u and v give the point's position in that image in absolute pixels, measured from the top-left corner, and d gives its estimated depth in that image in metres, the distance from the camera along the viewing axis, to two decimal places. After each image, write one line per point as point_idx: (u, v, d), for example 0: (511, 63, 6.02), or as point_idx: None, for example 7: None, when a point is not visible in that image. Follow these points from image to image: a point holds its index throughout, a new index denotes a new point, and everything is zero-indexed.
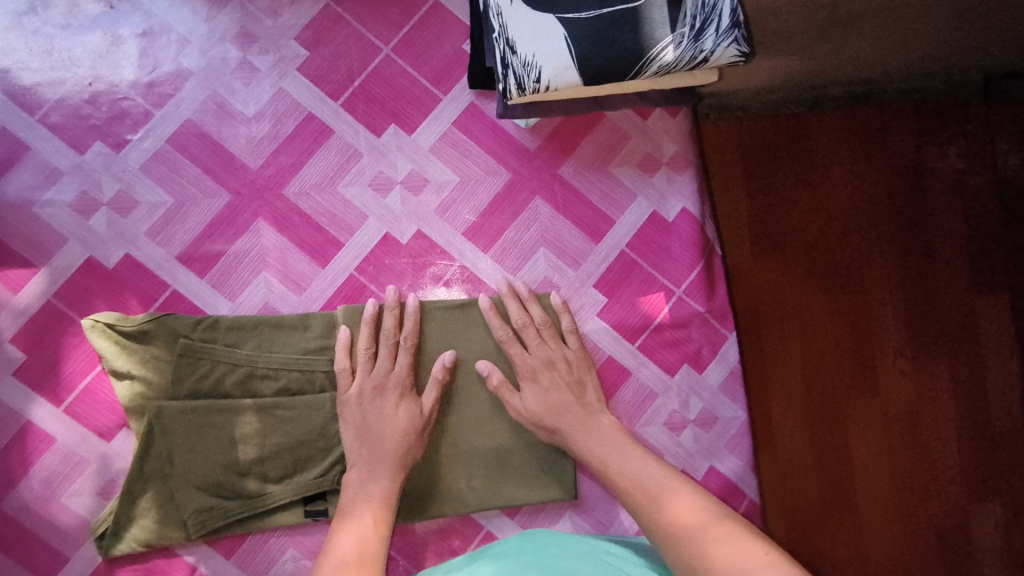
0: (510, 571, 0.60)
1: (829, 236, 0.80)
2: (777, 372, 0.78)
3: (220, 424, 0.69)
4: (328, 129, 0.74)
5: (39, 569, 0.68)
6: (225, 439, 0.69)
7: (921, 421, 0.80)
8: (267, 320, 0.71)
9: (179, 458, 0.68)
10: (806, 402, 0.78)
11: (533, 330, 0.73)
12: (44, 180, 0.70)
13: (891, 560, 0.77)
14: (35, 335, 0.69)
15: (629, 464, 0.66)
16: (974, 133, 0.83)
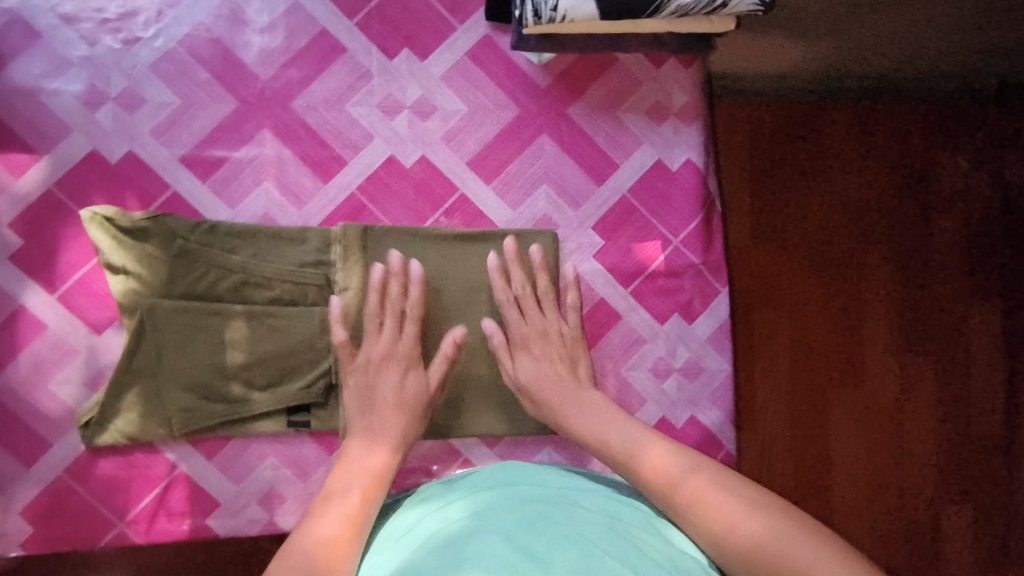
0: (482, 509, 0.58)
1: (815, 246, 1.00)
2: (763, 348, 0.98)
3: (211, 327, 0.70)
4: (340, 47, 0.73)
5: (23, 451, 0.70)
6: (214, 342, 0.70)
7: (887, 412, 1.02)
8: (265, 229, 0.71)
9: (168, 356, 0.70)
10: (782, 377, 0.99)
11: (534, 299, 0.74)
12: (53, 70, 0.70)
13: (857, 526, 1.01)
14: (33, 223, 0.69)
15: (613, 423, 0.67)
16: (980, 139, 1.04)
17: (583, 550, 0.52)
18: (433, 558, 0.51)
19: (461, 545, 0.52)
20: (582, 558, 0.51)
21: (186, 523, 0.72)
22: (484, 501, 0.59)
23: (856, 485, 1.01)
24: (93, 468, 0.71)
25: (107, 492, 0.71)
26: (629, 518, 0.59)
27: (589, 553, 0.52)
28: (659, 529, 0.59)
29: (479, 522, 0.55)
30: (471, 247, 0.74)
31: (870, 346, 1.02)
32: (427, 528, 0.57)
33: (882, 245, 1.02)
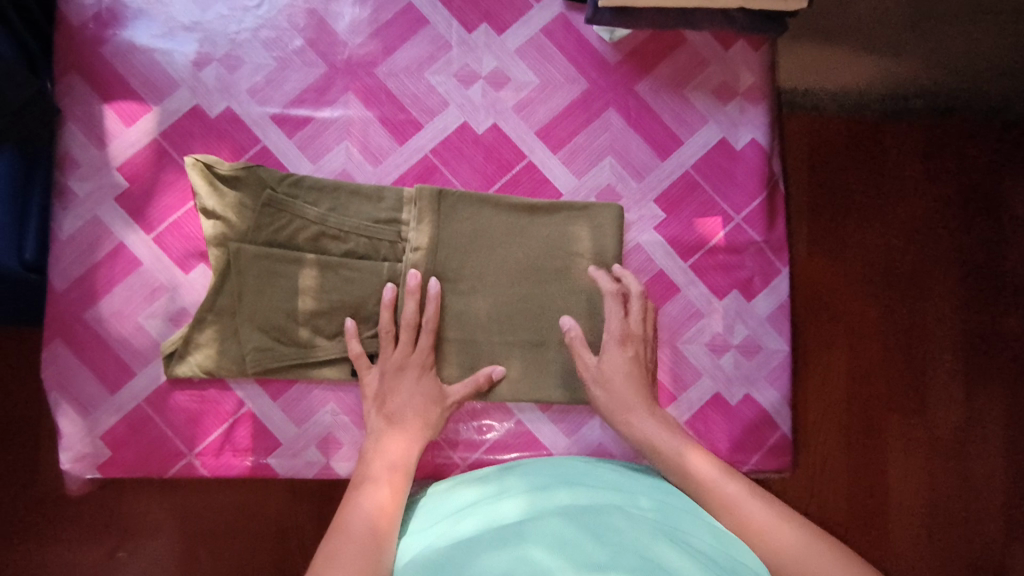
0: (533, 493, 0.63)
1: (878, 276, 1.02)
2: (821, 373, 1.00)
3: (288, 274, 0.74)
4: (424, 19, 0.79)
5: (109, 378, 0.75)
6: (290, 288, 0.74)
7: (943, 423, 1.04)
8: (345, 185, 0.76)
9: (247, 298, 0.74)
10: (839, 404, 1.01)
11: (640, 303, 0.75)
12: (168, 33, 0.77)
13: (915, 539, 1.02)
14: (139, 168, 0.76)
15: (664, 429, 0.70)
16: None
17: (635, 531, 0.54)
18: (494, 532, 0.56)
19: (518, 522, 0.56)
20: (633, 538, 0.53)
21: (249, 459, 0.76)
22: (541, 491, 0.63)
23: (915, 521, 1.02)
24: (170, 399, 0.76)
25: (181, 424, 0.76)
26: (681, 516, 0.60)
27: (640, 534, 0.54)
28: (714, 532, 0.59)
29: (537, 508, 0.59)
30: (538, 215, 0.76)
31: (925, 377, 1.03)
32: (487, 508, 0.61)
33: (945, 277, 1.04)
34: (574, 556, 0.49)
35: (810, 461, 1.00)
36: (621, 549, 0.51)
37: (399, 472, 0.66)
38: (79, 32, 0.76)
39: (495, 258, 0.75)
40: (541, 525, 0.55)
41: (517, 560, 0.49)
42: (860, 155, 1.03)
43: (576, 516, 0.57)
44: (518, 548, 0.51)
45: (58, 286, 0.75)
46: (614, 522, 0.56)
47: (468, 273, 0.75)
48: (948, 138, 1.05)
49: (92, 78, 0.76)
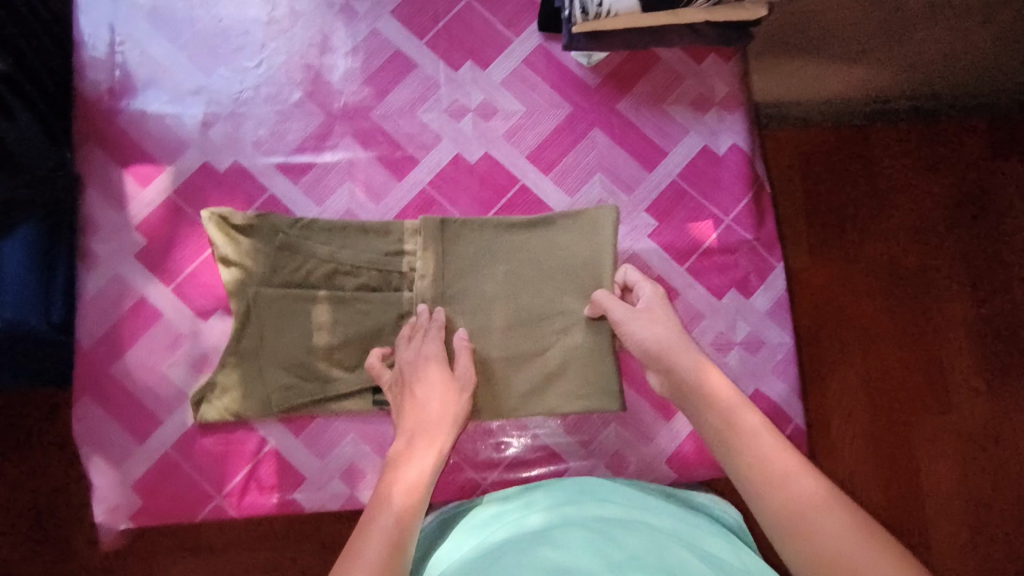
0: (557, 508, 0.63)
1: (884, 278, 1.11)
2: (837, 376, 1.08)
3: (306, 312, 0.78)
4: (413, 63, 0.84)
5: (136, 428, 0.78)
6: (309, 325, 0.77)
7: (963, 402, 1.09)
8: (353, 223, 0.79)
9: (270, 338, 0.77)
10: (860, 404, 1.08)
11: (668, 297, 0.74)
12: (176, 98, 0.83)
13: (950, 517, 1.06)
14: (156, 225, 0.81)
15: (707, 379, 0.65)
16: None
17: (655, 541, 0.56)
18: (517, 541, 0.57)
19: (538, 533, 0.58)
20: (653, 546, 0.54)
21: (275, 496, 0.77)
22: (563, 507, 0.64)
23: (952, 517, 1.06)
24: (196, 444, 0.78)
25: (207, 467, 0.77)
26: (698, 535, 0.61)
27: (659, 544, 0.55)
28: (731, 551, 0.59)
29: (560, 518, 0.60)
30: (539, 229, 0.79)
31: (943, 369, 1.09)
32: (514, 521, 0.63)
33: (949, 273, 1.12)
34: (596, 558, 0.51)
35: (839, 462, 1.06)
36: (640, 555, 0.52)
37: (414, 450, 0.66)
38: (95, 106, 0.82)
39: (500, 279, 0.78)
40: (563, 534, 0.57)
41: (530, 561, 0.51)
42: (852, 166, 1.12)
43: (599, 527, 0.58)
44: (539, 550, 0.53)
45: (86, 344, 0.79)
46: (636, 532, 0.57)
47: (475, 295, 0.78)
48: (935, 141, 1.14)
49: (109, 146, 0.82)
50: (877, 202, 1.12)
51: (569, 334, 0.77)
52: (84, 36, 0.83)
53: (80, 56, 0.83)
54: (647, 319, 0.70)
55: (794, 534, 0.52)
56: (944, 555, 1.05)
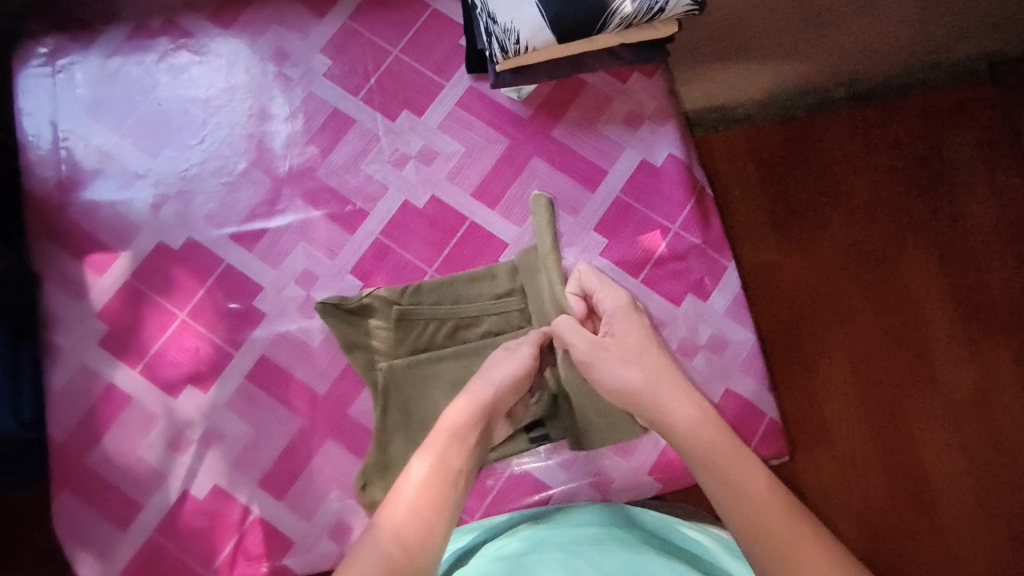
0: (536, 539, 0.64)
1: (852, 262, 1.14)
2: (821, 364, 1.10)
3: (442, 372, 0.79)
4: (351, 119, 0.87)
5: (116, 515, 0.77)
6: (447, 384, 0.79)
7: (948, 367, 1.11)
8: (461, 275, 0.81)
9: (415, 408, 0.78)
10: (848, 388, 1.10)
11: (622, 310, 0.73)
12: (124, 184, 0.85)
13: (955, 483, 1.07)
14: (116, 310, 0.81)
15: (685, 406, 0.63)
16: (975, 115, 1.18)
17: (628, 564, 0.57)
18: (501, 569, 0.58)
19: (521, 565, 0.58)
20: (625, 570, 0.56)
21: (264, 565, 0.76)
22: (540, 537, 0.64)
23: (959, 489, 1.07)
24: (179, 522, 0.77)
25: (193, 544, 0.76)
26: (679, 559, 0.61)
27: (632, 567, 0.56)
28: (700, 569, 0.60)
29: (542, 546, 0.62)
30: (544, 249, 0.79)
31: (924, 339, 1.11)
32: (499, 549, 0.64)
33: (914, 244, 1.15)
34: None
35: (837, 449, 1.08)
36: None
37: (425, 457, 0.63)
38: (45, 202, 0.84)
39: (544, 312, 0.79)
40: (541, 567, 0.57)
41: None
42: (802, 158, 1.17)
43: (577, 550, 0.60)
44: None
45: (58, 437, 0.78)
46: (612, 555, 0.58)
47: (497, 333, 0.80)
48: (877, 120, 1.18)
49: (62, 240, 0.83)
50: (831, 187, 1.16)
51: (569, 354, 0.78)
52: (28, 137, 0.85)
53: (26, 156, 0.85)
54: (607, 353, 0.69)
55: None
56: (959, 531, 1.06)
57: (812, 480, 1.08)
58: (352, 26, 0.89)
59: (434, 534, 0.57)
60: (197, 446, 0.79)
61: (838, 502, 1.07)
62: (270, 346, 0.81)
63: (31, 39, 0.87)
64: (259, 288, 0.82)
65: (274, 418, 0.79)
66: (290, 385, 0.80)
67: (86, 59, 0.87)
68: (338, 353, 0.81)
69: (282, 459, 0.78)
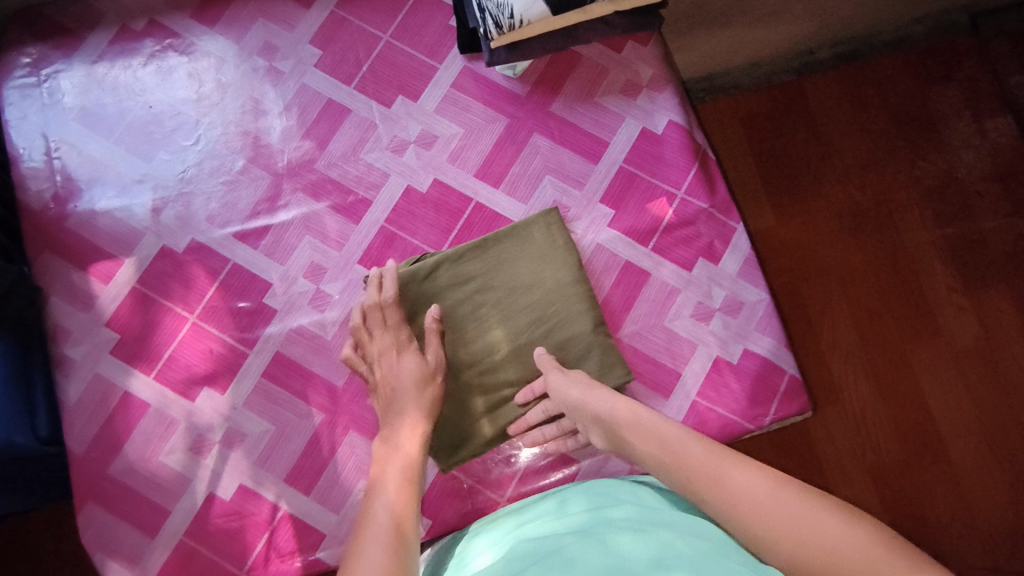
0: (578, 514, 0.63)
1: (849, 223, 1.14)
2: (826, 326, 1.10)
3: (473, 337, 0.78)
4: (346, 109, 0.85)
5: (143, 522, 0.76)
6: (480, 347, 0.78)
7: (950, 318, 1.12)
8: (493, 238, 0.80)
9: (458, 372, 0.77)
10: (855, 349, 1.10)
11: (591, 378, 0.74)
12: (123, 190, 0.83)
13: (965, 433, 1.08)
14: (126, 317, 0.80)
15: (650, 420, 0.66)
16: (962, 65, 1.19)
17: (708, 551, 0.54)
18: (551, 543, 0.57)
19: (581, 537, 0.57)
20: (704, 554, 0.53)
21: (298, 560, 0.76)
22: (604, 509, 0.63)
23: (971, 442, 1.08)
24: (208, 524, 0.76)
25: (225, 546, 0.76)
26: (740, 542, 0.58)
27: (707, 553, 0.53)
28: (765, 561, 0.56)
29: (597, 521, 0.60)
30: (506, 229, 0.80)
31: (925, 293, 1.12)
32: (545, 522, 0.63)
33: (908, 199, 1.15)
34: (644, 559, 0.52)
35: (848, 410, 1.09)
36: (692, 559, 0.51)
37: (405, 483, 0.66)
38: (43, 216, 0.82)
39: (488, 299, 0.78)
40: (617, 539, 0.56)
41: (573, 564, 0.52)
42: (792, 123, 1.17)
43: (636, 526, 0.58)
44: (589, 554, 0.53)
45: (78, 449, 0.78)
46: (680, 532, 0.57)
47: (520, 299, 0.78)
48: (864, 79, 1.18)
49: (64, 251, 0.82)
50: (822, 148, 1.16)
51: (581, 320, 0.77)
52: (20, 149, 0.84)
53: (18, 169, 0.83)
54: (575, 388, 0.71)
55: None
56: (974, 482, 1.07)
57: (824, 441, 1.08)
58: (340, 14, 0.88)
59: (412, 546, 0.59)
60: (219, 447, 0.78)
61: (853, 461, 1.08)
62: (285, 341, 0.80)
63: (13, 49, 0.86)
64: (268, 285, 0.82)
65: (294, 413, 0.79)
66: (308, 380, 0.80)
67: (71, 67, 0.85)
68: None
69: (306, 454, 0.78)
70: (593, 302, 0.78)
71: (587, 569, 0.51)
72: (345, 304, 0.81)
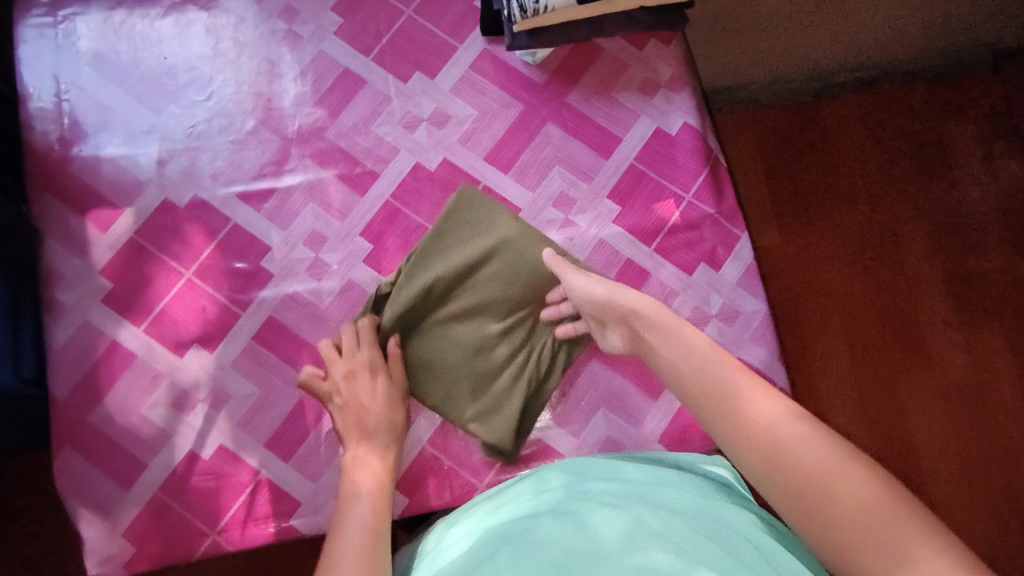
0: (556, 494, 0.62)
1: (851, 247, 1.14)
2: (819, 352, 1.11)
3: (464, 335, 0.77)
4: (361, 79, 0.85)
5: (120, 474, 0.76)
6: (473, 345, 0.76)
7: (942, 347, 1.12)
8: (460, 228, 0.77)
9: (461, 374, 0.76)
10: (847, 374, 1.10)
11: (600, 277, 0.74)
12: (130, 140, 0.83)
13: (947, 462, 1.08)
14: (120, 267, 0.80)
15: (671, 322, 0.65)
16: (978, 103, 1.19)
17: (686, 530, 0.53)
18: (527, 524, 0.57)
19: (556, 516, 0.57)
20: (680, 533, 0.53)
21: (272, 526, 0.75)
22: (581, 485, 0.63)
23: (953, 473, 1.08)
24: (185, 482, 0.76)
25: (198, 504, 0.75)
26: (726, 518, 0.57)
27: (684, 531, 0.53)
28: (756, 535, 0.55)
29: (573, 498, 0.60)
30: (452, 225, 0.77)
31: (920, 323, 1.12)
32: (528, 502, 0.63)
33: (912, 230, 1.15)
34: (619, 540, 0.52)
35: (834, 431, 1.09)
36: (669, 539, 0.51)
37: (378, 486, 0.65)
38: (46, 157, 0.81)
39: (452, 304, 0.77)
40: (592, 517, 0.56)
41: (548, 548, 0.52)
42: (804, 143, 1.17)
43: (613, 503, 0.58)
44: (562, 535, 0.53)
45: (61, 395, 0.77)
46: (657, 509, 0.57)
47: (492, 284, 0.76)
48: (880, 106, 1.18)
49: (65, 195, 0.81)
50: (832, 172, 1.16)
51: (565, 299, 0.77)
52: (29, 89, 0.83)
53: (26, 108, 0.83)
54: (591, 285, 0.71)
55: (812, 536, 0.49)
56: (951, 510, 1.07)
57: None
58: None
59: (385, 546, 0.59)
60: (203, 406, 0.78)
61: None
62: (278, 306, 0.80)
63: None
64: (267, 248, 0.81)
65: (281, 379, 0.78)
66: (298, 347, 0.79)
67: (89, 12, 0.85)
68: (348, 315, 0.80)
69: (289, 421, 0.78)
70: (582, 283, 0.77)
71: (561, 553, 0.51)
72: (343, 274, 0.81)
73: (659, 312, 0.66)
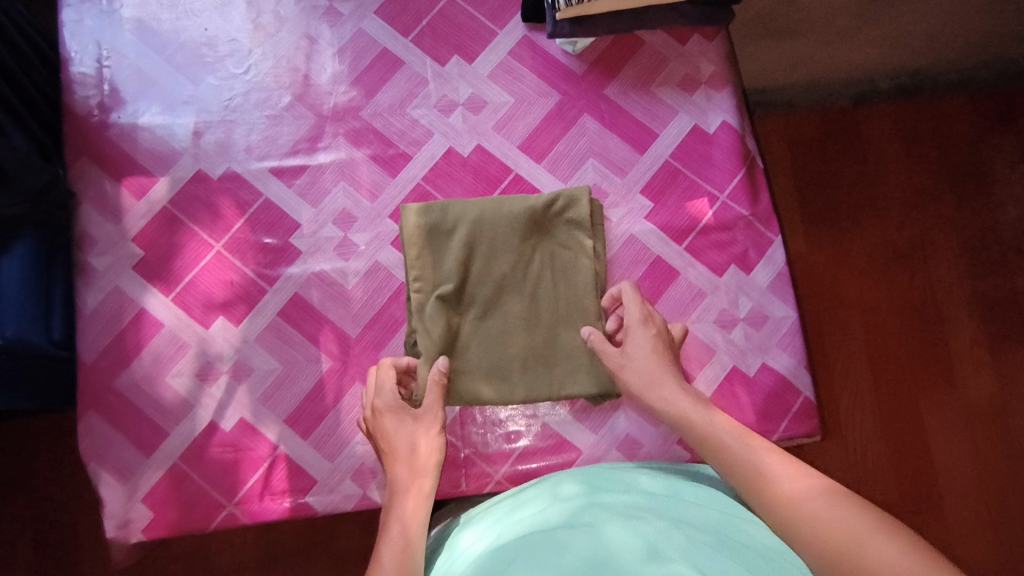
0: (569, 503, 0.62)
1: (880, 260, 1.11)
2: (841, 369, 1.08)
3: (504, 310, 0.76)
4: (399, 60, 0.84)
5: (142, 440, 0.77)
6: (520, 317, 0.76)
7: (967, 367, 1.09)
8: (493, 205, 0.76)
9: (513, 343, 0.75)
10: (867, 388, 1.08)
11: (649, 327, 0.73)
12: (167, 109, 0.83)
13: (964, 484, 1.06)
14: (152, 236, 0.80)
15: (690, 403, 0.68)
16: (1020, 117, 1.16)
17: (704, 543, 0.53)
18: (542, 534, 0.56)
19: (570, 527, 0.56)
20: (699, 546, 0.52)
21: (288, 502, 0.76)
22: (597, 495, 0.62)
23: (969, 498, 1.06)
24: (205, 452, 0.76)
25: (216, 475, 0.76)
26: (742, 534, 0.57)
27: (700, 543, 0.53)
28: (773, 555, 0.54)
29: (587, 507, 0.60)
30: (467, 212, 0.76)
31: (946, 341, 1.10)
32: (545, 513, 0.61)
33: (943, 245, 1.13)
34: (637, 549, 0.51)
35: (849, 445, 1.07)
36: (687, 550, 0.51)
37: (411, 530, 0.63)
38: (85, 122, 0.82)
39: (476, 301, 0.76)
40: (607, 527, 0.55)
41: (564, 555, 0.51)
42: (839, 147, 1.14)
43: (627, 514, 0.57)
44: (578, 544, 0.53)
45: (88, 358, 0.78)
46: (672, 522, 0.56)
47: (516, 266, 0.76)
48: (920, 115, 1.15)
49: (102, 160, 0.82)
50: (865, 180, 1.13)
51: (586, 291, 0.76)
52: (71, 53, 0.83)
53: (67, 72, 0.83)
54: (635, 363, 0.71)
55: None
56: (962, 531, 1.05)
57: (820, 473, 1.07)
58: None
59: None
60: (226, 378, 0.78)
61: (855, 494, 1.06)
62: (304, 284, 0.80)
63: None
64: (296, 225, 0.81)
65: (304, 356, 0.79)
66: (321, 325, 0.79)
67: None
68: (373, 296, 0.80)
69: (310, 399, 0.78)
70: (597, 283, 0.77)
71: (576, 561, 0.50)
72: (370, 256, 0.81)
73: (684, 393, 0.69)
